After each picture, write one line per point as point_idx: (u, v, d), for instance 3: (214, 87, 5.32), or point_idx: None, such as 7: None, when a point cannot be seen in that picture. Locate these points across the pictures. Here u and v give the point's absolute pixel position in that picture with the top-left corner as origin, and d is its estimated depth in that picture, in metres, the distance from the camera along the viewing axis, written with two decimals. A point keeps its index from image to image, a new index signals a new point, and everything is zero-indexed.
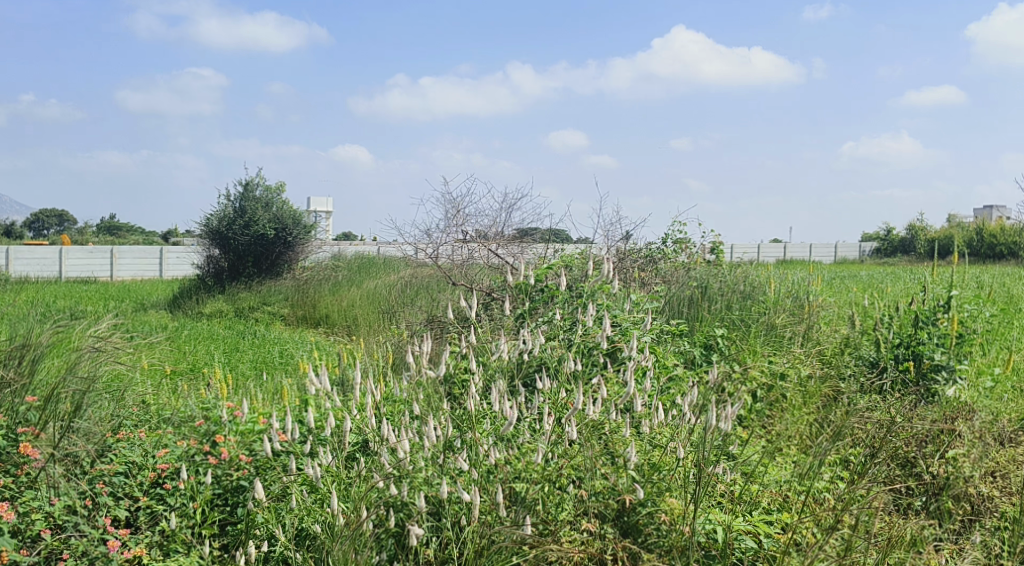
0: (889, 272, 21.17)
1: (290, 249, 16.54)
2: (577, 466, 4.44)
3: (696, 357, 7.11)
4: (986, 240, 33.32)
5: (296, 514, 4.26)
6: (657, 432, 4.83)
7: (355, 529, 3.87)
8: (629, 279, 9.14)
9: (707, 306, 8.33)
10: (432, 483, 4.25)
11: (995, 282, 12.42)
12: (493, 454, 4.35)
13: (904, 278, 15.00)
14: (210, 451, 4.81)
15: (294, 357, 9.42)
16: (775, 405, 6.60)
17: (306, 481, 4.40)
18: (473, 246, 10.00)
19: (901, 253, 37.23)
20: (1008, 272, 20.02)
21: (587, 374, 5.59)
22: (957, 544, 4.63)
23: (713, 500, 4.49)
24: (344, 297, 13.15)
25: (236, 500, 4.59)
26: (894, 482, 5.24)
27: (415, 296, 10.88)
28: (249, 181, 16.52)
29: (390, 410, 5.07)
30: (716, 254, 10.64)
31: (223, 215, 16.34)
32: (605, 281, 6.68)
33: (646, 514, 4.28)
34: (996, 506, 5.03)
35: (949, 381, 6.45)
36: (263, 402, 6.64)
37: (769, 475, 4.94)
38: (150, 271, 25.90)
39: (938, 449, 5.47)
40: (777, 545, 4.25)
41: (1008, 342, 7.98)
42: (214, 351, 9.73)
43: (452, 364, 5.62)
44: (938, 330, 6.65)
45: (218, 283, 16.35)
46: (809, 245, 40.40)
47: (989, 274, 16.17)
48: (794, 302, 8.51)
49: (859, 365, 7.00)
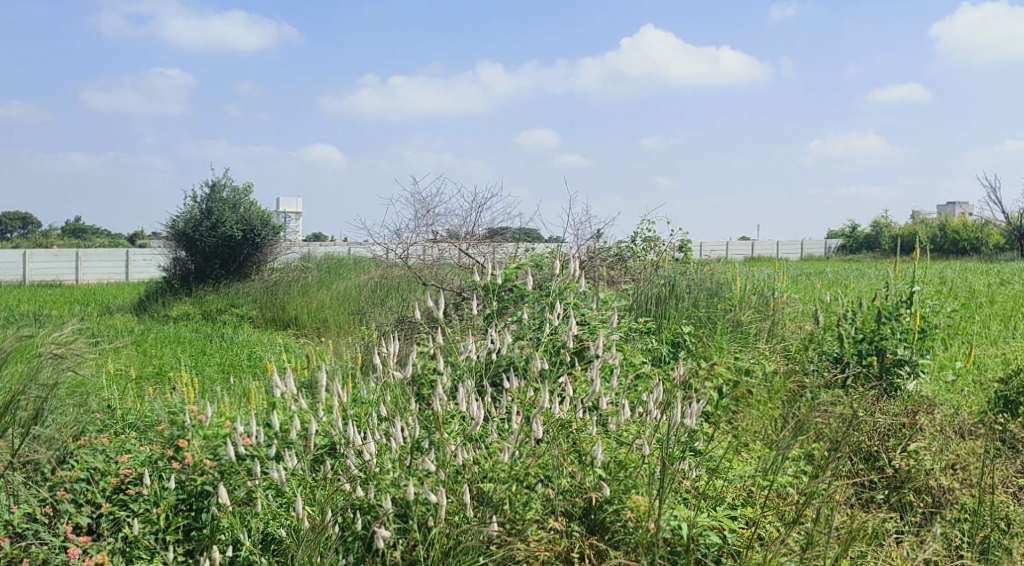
0: (849, 267, 21.77)
1: (258, 250, 16.41)
2: (545, 465, 4.45)
3: (664, 354, 7.22)
4: (950, 236, 34.32)
5: (261, 519, 4.23)
6: (624, 429, 4.86)
7: (320, 533, 3.86)
8: (598, 279, 9.26)
9: (674, 304, 8.36)
10: (399, 484, 4.26)
11: (955, 277, 12.76)
12: (460, 454, 4.36)
13: (864, 277, 15.27)
14: (174, 456, 4.77)
15: (262, 360, 9.36)
16: (741, 400, 6.73)
17: (272, 485, 4.38)
18: (443, 246, 10.03)
19: (864, 251, 37.77)
20: (967, 269, 18.02)
21: (556, 372, 5.61)
22: (919, 536, 4.70)
23: (680, 496, 4.50)
24: (313, 298, 13.06)
25: (200, 505, 4.55)
26: (856, 476, 5.34)
27: (385, 296, 10.84)
28: (216, 182, 16.39)
29: (358, 412, 5.06)
30: (684, 252, 10.72)
31: (189, 216, 16.18)
32: (571, 280, 6.74)
33: (612, 512, 4.35)
34: (957, 499, 5.00)
35: (911, 374, 6.57)
36: (231, 405, 6.62)
37: (734, 470, 4.96)
38: (116, 274, 25.62)
39: (901, 442, 5.51)
40: (740, 541, 4.31)
41: (969, 336, 8.15)
42: (180, 354, 9.62)
43: (421, 366, 5.68)
44: (900, 326, 6.74)
45: (185, 285, 16.21)
46: (776, 242, 40.96)
47: (950, 272, 15.08)
48: (759, 298, 8.62)
49: (824, 360, 7.04)
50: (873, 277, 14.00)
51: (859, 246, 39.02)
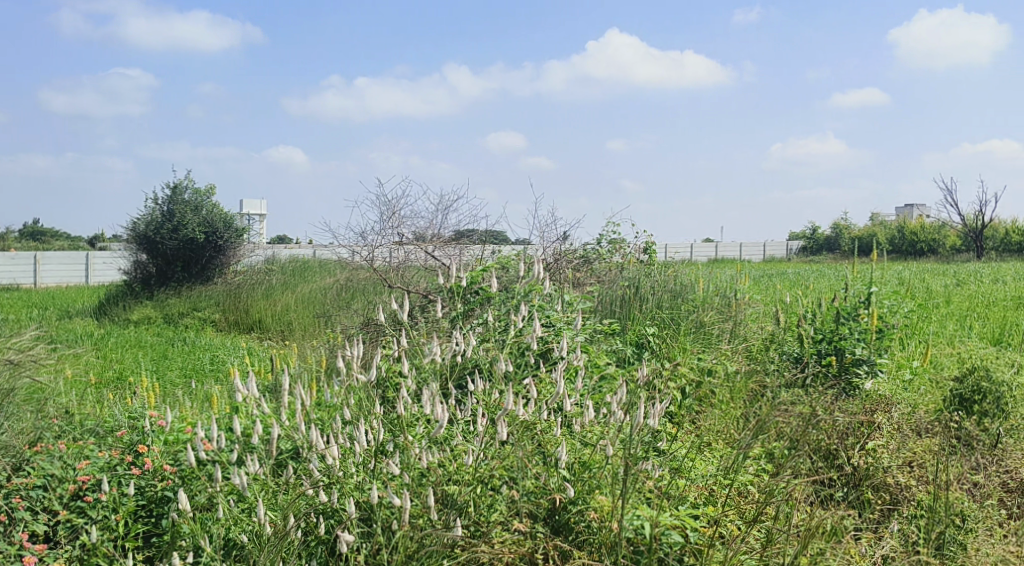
0: (809, 269, 22.08)
1: (221, 253, 16.24)
2: (509, 467, 4.43)
3: (628, 355, 7.27)
4: (908, 238, 34.94)
5: (222, 524, 4.17)
6: (588, 430, 4.88)
7: (283, 539, 3.84)
8: (563, 281, 9.28)
9: (638, 305, 8.42)
10: (363, 488, 4.26)
11: (912, 278, 13.02)
12: (425, 457, 4.36)
13: (824, 278, 15.53)
14: (133, 462, 4.70)
15: (224, 364, 9.25)
16: (704, 400, 6.80)
17: (234, 491, 4.34)
18: (409, 249, 10.00)
19: (824, 253, 38.33)
20: (922, 270, 18.38)
21: (520, 374, 5.61)
22: (876, 533, 4.79)
23: (644, 495, 4.49)
24: (278, 301, 12.93)
25: (161, 511, 4.48)
26: (815, 473, 5.39)
27: (350, 299, 10.79)
28: (177, 185, 16.21)
29: (323, 416, 5.01)
30: (649, 254, 10.79)
31: (150, 219, 15.98)
32: (537, 281, 6.75)
33: (576, 513, 4.39)
34: (913, 495, 5.14)
35: (870, 373, 6.68)
36: (192, 409, 6.54)
37: (695, 470, 5.00)
38: (75, 278, 25.21)
39: (858, 441, 5.59)
40: (702, 540, 4.32)
41: (926, 335, 8.31)
42: (141, 358, 9.50)
43: (386, 369, 5.66)
44: (859, 326, 6.85)
45: (145, 289, 16.00)
46: (738, 244, 41.36)
47: (905, 273, 15.37)
48: (721, 300, 8.70)
49: (785, 360, 7.11)
50: (832, 278, 14.26)
51: (820, 248, 39.55)
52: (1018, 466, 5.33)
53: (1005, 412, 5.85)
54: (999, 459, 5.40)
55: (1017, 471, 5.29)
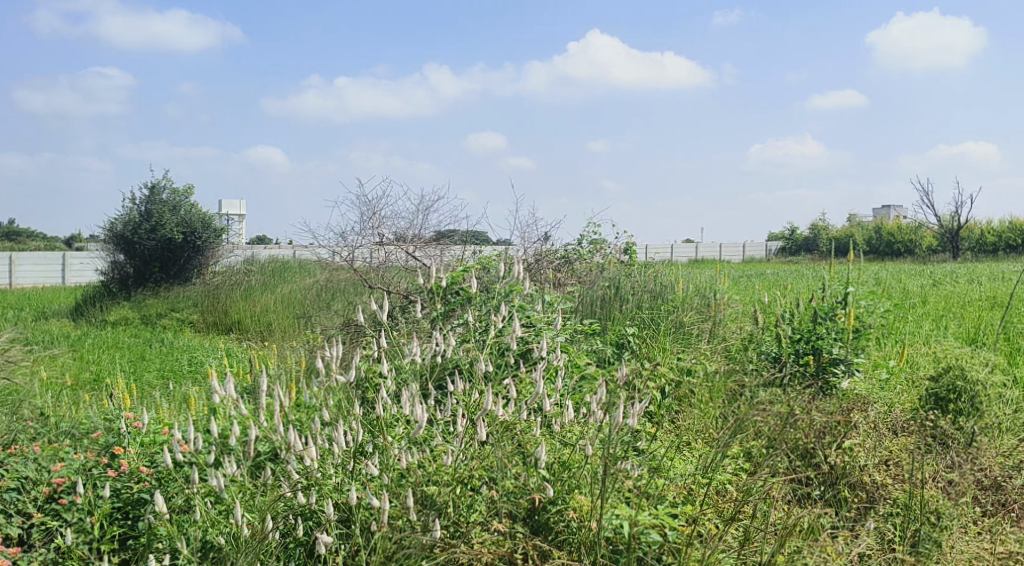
0: (788, 269, 22.27)
1: (200, 253, 16.13)
2: (489, 467, 4.44)
3: (608, 354, 7.28)
4: (886, 239, 35.32)
5: (199, 526, 4.14)
6: (567, 430, 4.88)
7: (261, 541, 3.82)
8: (543, 281, 9.27)
9: (619, 305, 8.46)
10: (342, 490, 4.26)
11: (889, 278, 13.17)
12: (404, 458, 4.36)
13: (802, 278, 15.63)
14: (109, 464, 4.66)
15: (203, 366, 9.19)
16: (683, 400, 6.84)
17: (212, 493, 4.31)
18: (390, 249, 9.98)
19: (803, 253, 38.65)
20: (899, 270, 18.61)
21: (500, 374, 5.60)
22: (853, 531, 4.82)
23: (622, 495, 4.50)
24: (256, 302, 12.85)
25: (137, 514, 4.45)
26: (792, 472, 5.41)
27: (330, 299, 10.76)
28: (155, 184, 16.09)
29: (301, 417, 4.97)
30: (630, 254, 10.81)
31: (127, 219, 15.86)
32: (517, 282, 6.75)
33: (555, 512, 4.37)
34: (889, 493, 5.19)
35: (847, 373, 6.72)
36: (170, 410, 6.50)
37: (674, 469, 5.03)
38: (52, 279, 24.96)
39: (835, 439, 5.50)
40: (680, 538, 4.31)
41: (902, 335, 8.40)
42: (118, 360, 9.42)
43: (365, 369, 5.63)
44: (836, 326, 6.91)
45: (123, 289, 15.87)
46: (718, 245, 41.59)
47: (881, 273, 15.54)
48: (701, 300, 8.72)
49: (763, 359, 7.14)
50: (811, 278, 14.42)
51: (798, 248, 39.85)
52: (993, 464, 5.35)
53: (979, 411, 5.91)
54: (975, 457, 5.38)
55: (991, 469, 5.34)
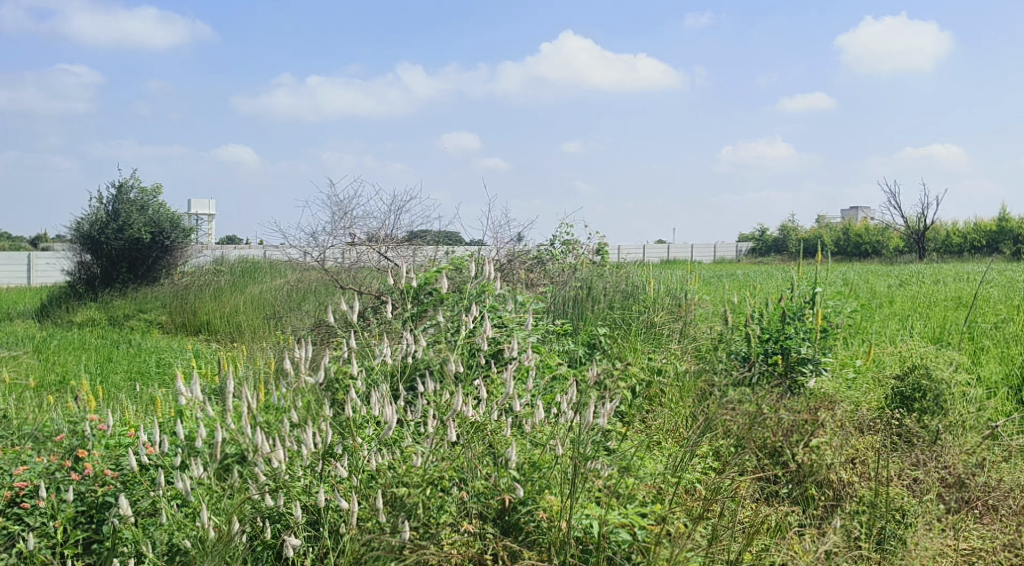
0: (758, 270, 22.51)
1: (168, 253, 15.96)
2: (460, 468, 4.43)
3: (579, 355, 7.30)
4: (854, 240, 35.83)
5: (165, 530, 4.10)
6: (538, 431, 4.88)
7: (227, 545, 3.79)
8: (516, 282, 9.31)
9: (590, 306, 8.49)
10: (311, 492, 4.25)
11: (857, 279, 13.36)
12: (374, 460, 4.35)
13: (771, 279, 15.76)
14: (73, 467, 4.59)
15: (171, 367, 9.08)
16: (654, 399, 6.89)
17: (178, 496, 4.27)
18: (361, 249, 9.93)
19: (773, 253, 39.02)
20: (864, 270, 18.90)
21: (471, 375, 5.60)
22: (820, 528, 4.86)
23: (592, 495, 4.51)
24: (226, 302, 12.74)
25: (102, 517, 4.39)
26: (761, 470, 5.47)
27: (302, 300, 10.69)
28: (123, 184, 15.88)
29: (270, 418, 4.93)
30: (601, 254, 10.85)
31: (94, 219, 15.65)
32: (488, 282, 6.74)
33: (526, 513, 4.34)
34: (856, 491, 5.23)
35: (814, 372, 6.79)
36: (136, 412, 6.42)
37: (644, 468, 5.04)
38: (17, 279, 24.59)
39: (802, 438, 5.57)
40: (649, 537, 4.33)
41: (868, 335, 8.51)
42: (85, 361, 9.30)
43: (335, 370, 5.59)
44: (804, 325, 6.97)
45: (90, 290, 15.66)
46: (690, 245, 41.87)
47: (846, 273, 15.79)
48: (672, 300, 8.73)
49: (733, 359, 7.20)
50: (780, 279, 14.64)
51: (768, 249, 40.22)
52: (956, 461, 5.39)
53: (944, 409, 6.00)
54: (938, 455, 5.49)
55: (954, 466, 5.38)
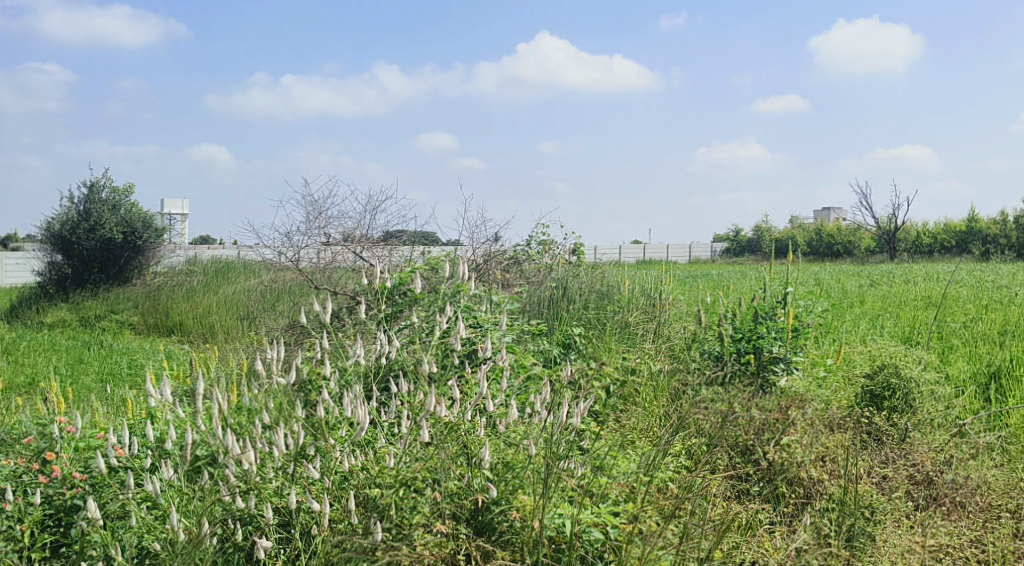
0: (732, 270, 22.65)
1: (140, 254, 15.80)
2: (432, 468, 4.40)
3: (554, 354, 7.31)
4: (826, 241, 36.17)
5: (134, 532, 4.06)
6: (512, 431, 4.87)
7: (196, 548, 3.76)
8: (492, 282, 9.33)
9: (565, 306, 8.51)
10: (282, 493, 4.23)
11: (828, 279, 13.50)
12: (346, 461, 4.35)
13: (744, 279, 15.87)
14: (41, 470, 4.54)
15: (143, 368, 9.00)
16: (628, 399, 6.92)
17: (148, 498, 4.23)
18: (336, 249, 9.91)
19: (747, 254, 39.29)
20: (835, 270, 19.08)
21: (445, 375, 5.59)
22: (789, 526, 4.91)
23: (565, 494, 4.52)
24: (199, 303, 12.65)
25: (70, 520, 4.35)
26: (732, 468, 5.52)
27: (276, 300, 10.62)
28: (94, 183, 15.72)
29: (242, 419, 4.90)
30: (577, 254, 10.88)
31: (65, 219, 15.48)
32: (463, 282, 6.75)
33: (499, 513, 4.35)
34: (826, 489, 5.24)
35: (786, 371, 6.86)
36: (107, 414, 6.36)
37: (617, 467, 5.06)
38: None
39: (774, 436, 5.67)
40: (621, 536, 4.35)
41: (839, 334, 8.60)
42: (55, 363, 9.19)
43: (308, 371, 5.56)
44: (776, 324, 7.02)
45: (61, 291, 15.48)
46: (666, 246, 42.05)
47: (818, 273, 15.95)
48: (646, 300, 8.77)
49: (705, 358, 7.24)
50: (753, 279, 14.75)
51: (742, 249, 40.48)
52: (925, 459, 5.48)
53: (913, 408, 6.08)
54: (907, 453, 5.60)
55: (922, 464, 5.47)
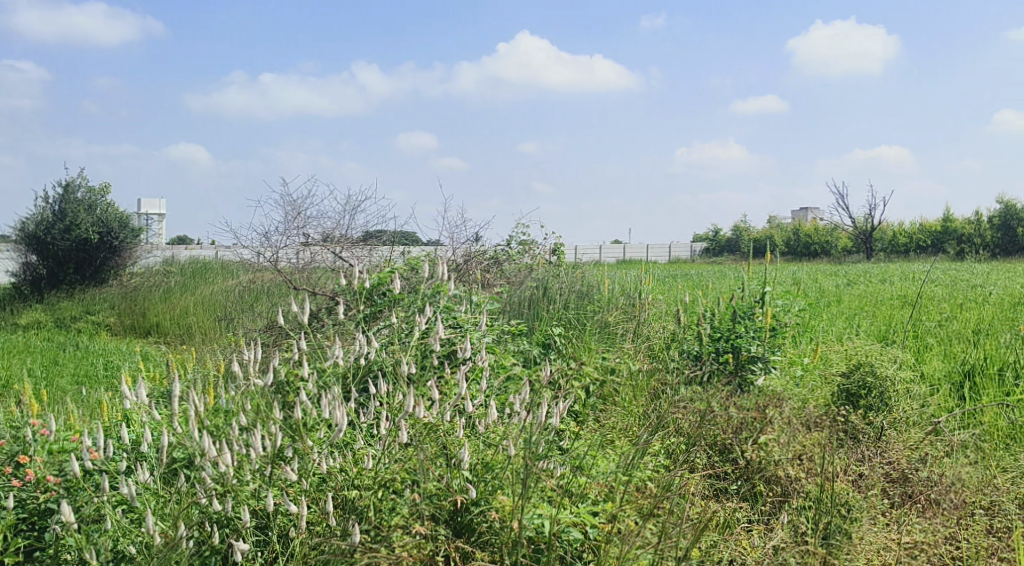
0: (711, 270, 22.75)
1: (116, 254, 15.66)
2: (411, 469, 4.38)
3: (534, 355, 7.31)
4: (804, 240, 36.41)
5: (110, 536, 4.03)
6: (491, 431, 4.87)
7: (172, 551, 3.74)
8: (472, 283, 9.32)
9: (545, 306, 8.52)
10: (260, 495, 4.21)
11: (806, 279, 13.59)
12: (325, 463, 4.34)
13: (724, 279, 15.93)
14: (14, 473, 4.50)
15: (119, 370, 8.92)
16: (607, 398, 6.93)
17: (123, 501, 4.19)
18: (315, 249, 9.87)
19: (726, 253, 39.47)
20: (813, 270, 19.22)
21: (424, 376, 5.58)
22: (767, 524, 4.94)
23: (545, 494, 4.52)
24: (176, 304, 12.55)
25: (44, 524, 4.31)
26: (711, 467, 5.55)
27: (254, 301, 10.56)
28: (70, 183, 15.57)
29: (219, 421, 4.87)
30: (557, 254, 10.88)
31: (40, 219, 15.32)
32: (442, 282, 6.74)
33: (477, 513, 4.35)
34: (803, 487, 5.25)
35: (764, 370, 6.90)
36: (82, 416, 6.31)
37: (597, 467, 5.07)
38: None
39: (751, 435, 5.70)
40: (600, 535, 4.36)
41: (816, 333, 8.66)
42: (30, 365, 9.10)
43: (286, 373, 5.53)
44: (754, 324, 7.06)
45: (35, 292, 15.32)
46: (645, 246, 42.18)
47: (796, 273, 16.03)
48: (626, 300, 8.79)
49: (684, 358, 7.27)
50: (732, 278, 14.82)
51: (721, 249, 40.67)
52: (900, 457, 5.54)
53: (888, 406, 6.14)
54: (883, 451, 5.65)
55: (897, 462, 5.53)
